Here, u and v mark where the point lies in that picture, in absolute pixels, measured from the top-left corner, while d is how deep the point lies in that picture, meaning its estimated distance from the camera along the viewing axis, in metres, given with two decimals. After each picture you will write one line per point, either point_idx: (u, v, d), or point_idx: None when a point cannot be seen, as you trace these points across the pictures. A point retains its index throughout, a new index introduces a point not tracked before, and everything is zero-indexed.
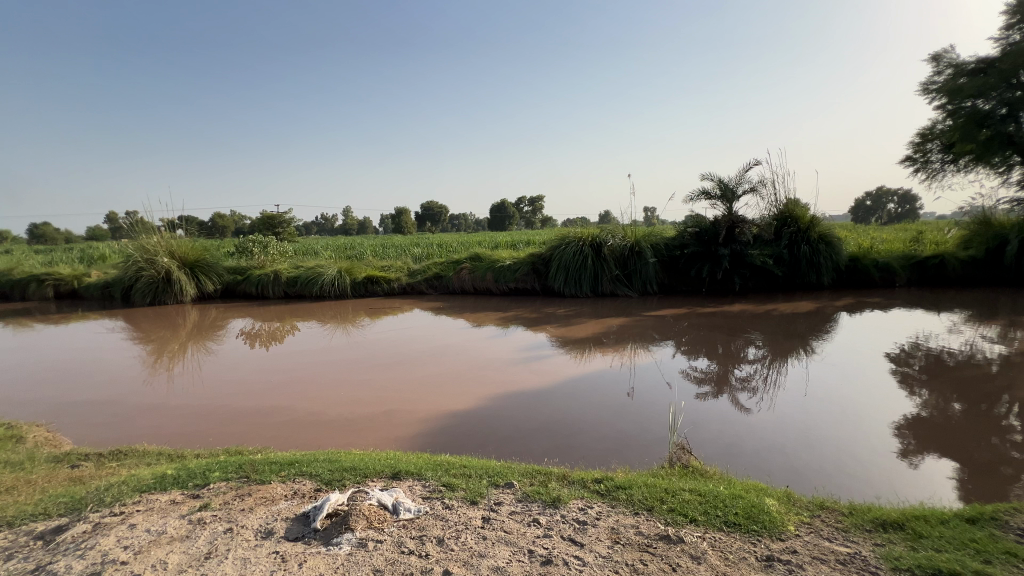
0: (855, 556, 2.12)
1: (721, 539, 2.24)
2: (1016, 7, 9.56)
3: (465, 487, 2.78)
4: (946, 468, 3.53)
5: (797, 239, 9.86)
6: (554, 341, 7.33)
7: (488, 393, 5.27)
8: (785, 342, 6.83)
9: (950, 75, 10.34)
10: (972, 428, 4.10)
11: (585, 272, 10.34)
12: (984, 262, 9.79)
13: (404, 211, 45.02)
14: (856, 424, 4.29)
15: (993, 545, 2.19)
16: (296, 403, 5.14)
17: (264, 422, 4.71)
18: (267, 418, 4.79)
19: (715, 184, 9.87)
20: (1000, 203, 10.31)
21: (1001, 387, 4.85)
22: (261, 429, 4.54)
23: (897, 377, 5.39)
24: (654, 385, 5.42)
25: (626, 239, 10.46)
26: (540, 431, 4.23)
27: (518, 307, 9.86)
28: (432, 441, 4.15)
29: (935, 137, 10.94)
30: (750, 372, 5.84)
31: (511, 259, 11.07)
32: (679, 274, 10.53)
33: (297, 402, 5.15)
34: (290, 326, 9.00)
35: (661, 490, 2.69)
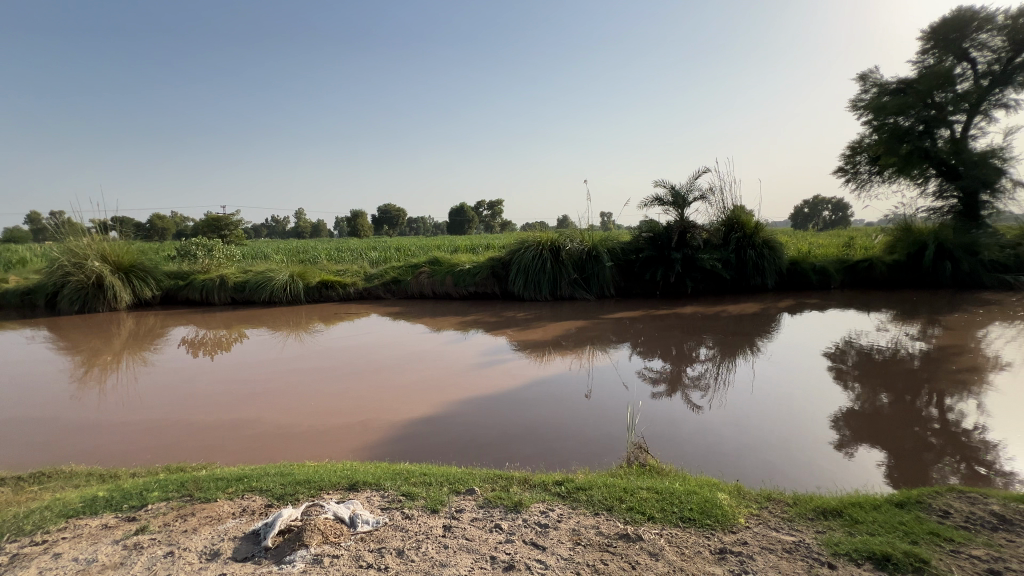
0: (799, 544, 2.24)
1: (677, 535, 2.31)
2: (929, 34, 10.56)
3: (425, 496, 2.73)
4: (876, 458, 3.80)
5: (743, 243, 10.39)
6: (514, 344, 7.36)
7: (450, 398, 5.21)
8: (734, 342, 7.16)
9: (875, 94, 11.22)
10: (899, 419, 4.44)
11: (544, 276, 10.45)
12: (907, 266, 10.63)
13: (360, 215, 44.14)
14: (798, 418, 4.54)
15: (919, 526, 2.39)
16: (250, 415, 4.90)
17: (213, 436, 4.45)
18: (217, 432, 4.53)
19: (667, 191, 10.26)
20: (919, 211, 11.30)
21: (922, 380, 5.30)
22: (210, 445, 4.30)
23: (833, 373, 5.77)
24: (612, 386, 5.54)
25: (583, 243, 10.65)
26: (504, 435, 4.22)
27: (477, 311, 9.82)
28: (390, 450, 4.07)
29: (863, 150, 11.81)
30: (702, 371, 6.08)
31: (470, 264, 11.02)
32: (634, 277, 10.83)
33: (251, 415, 4.90)
34: (237, 334, 8.54)
35: (620, 490, 2.74)
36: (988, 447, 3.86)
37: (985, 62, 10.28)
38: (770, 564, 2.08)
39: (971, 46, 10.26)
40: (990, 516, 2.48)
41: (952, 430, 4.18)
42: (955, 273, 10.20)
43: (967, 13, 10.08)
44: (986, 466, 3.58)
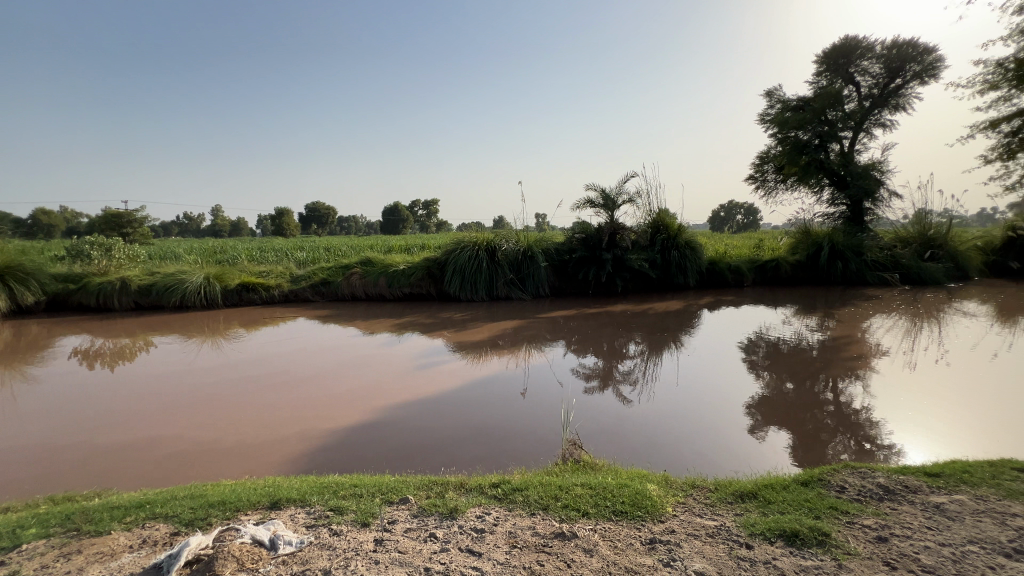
0: (721, 528, 2.39)
1: (611, 529, 2.37)
2: (823, 57, 11.78)
3: (355, 509, 2.60)
4: (783, 439, 4.16)
5: (668, 244, 10.99)
6: (450, 345, 7.26)
7: (386, 402, 5.05)
8: (660, 338, 7.54)
9: (779, 109, 12.32)
10: (802, 403, 4.90)
11: (480, 277, 10.42)
12: (808, 266, 11.77)
13: (286, 212, 41.78)
14: (718, 407, 4.86)
15: (821, 501, 2.63)
16: (163, 432, 4.44)
17: (119, 458, 3.99)
18: (123, 454, 4.06)
19: (598, 194, 10.62)
20: (816, 216, 12.58)
21: (820, 368, 5.89)
22: (115, 468, 3.84)
23: (747, 364, 6.26)
24: (546, 384, 5.62)
25: (519, 243, 10.75)
26: (442, 439, 4.14)
27: (412, 313, 9.57)
28: (320, 461, 3.84)
29: (770, 160, 12.92)
30: (631, 366, 6.34)
31: (405, 264, 10.73)
32: (568, 277, 11.09)
33: (164, 432, 4.44)
34: (142, 342, 7.70)
35: (555, 488, 2.77)
36: (873, 424, 4.37)
37: (867, 86, 11.66)
38: (695, 550, 2.19)
39: (856, 70, 11.57)
40: (877, 487, 2.79)
41: (844, 411, 4.68)
42: (846, 272, 11.46)
43: (852, 41, 11.36)
44: (870, 441, 4.05)
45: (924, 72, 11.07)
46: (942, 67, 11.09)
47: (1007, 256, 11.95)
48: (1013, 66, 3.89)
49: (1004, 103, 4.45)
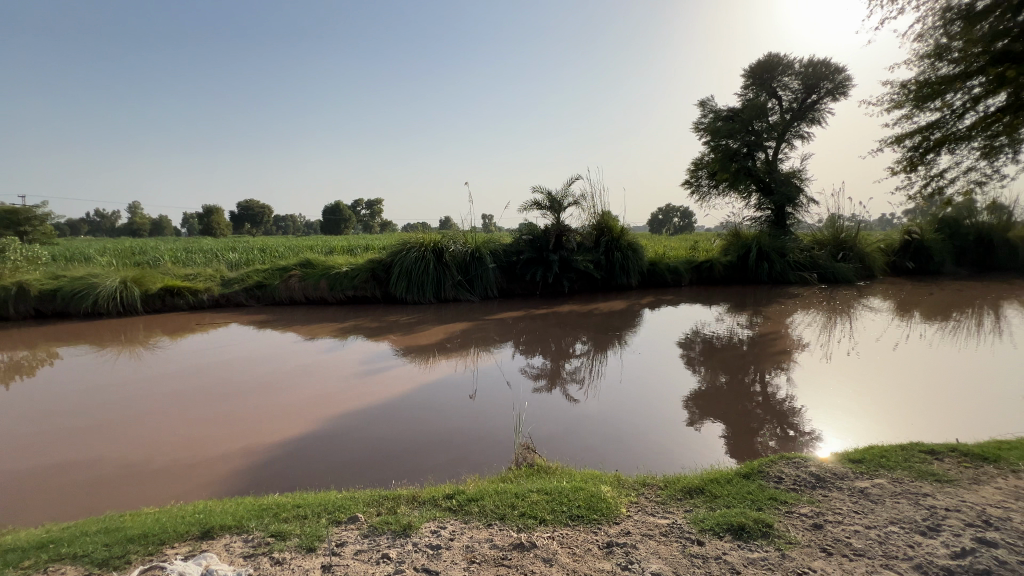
0: (673, 526, 2.45)
1: (568, 535, 2.36)
2: (750, 72, 12.61)
3: (299, 533, 2.43)
4: (717, 430, 4.39)
5: (611, 246, 11.32)
6: (396, 350, 7.04)
7: (332, 412, 4.81)
8: (606, 337, 7.73)
9: (711, 119, 13.04)
10: (737, 396, 5.18)
11: (428, 278, 10.20)
12: (739, 266, 12.53)
13: (215, 210, 39.08)
14: (662, 403, 5.03)
15: (762, 493, 2.78)
16: (75, 455, 3.97)
17: (20, 488, 3.52)
18: (24, 483, 3.59)
19: (544, 196, 10.76)
20: (745, 220, 13.44)
21: (751, 362, 6.27)
22: (16, 501, 3.38)
23: (685, 360, 6.56)
24: (496, 386, 5.58)
25: (466, 245, 10.65)
26: (391, 449, 4.00)
27: (356, 316, 9.20)
28: (258, 479, 3.59)
29: (703, 166, 13.64)
30: (579, 366, 6.45)
31: (347, 266, 10.31)
32: (515, 278, 11.12)
33: (76, 456, 3.97)
34: (44, 354, 6.86)
35: (511, 496, 2.73)
36: (796, 412, 4.71)
37: (788, 100, 12.60)
38: (651, 550, 2.22)
39: (778, 85, 12.48)
40: (810, 476, 2.98)
41: (771, 401, 5.01)
42: (772, 272, 12.32)
43: (775, 58, 12.26)
44: (794, 429, 4.36)
45: (837, 89, 12.12)
46: (850, 86, 12.19)
47: (905, 257, 13.35)
48: (913, 87, 4.29)
49: (906, 120, 4.93)
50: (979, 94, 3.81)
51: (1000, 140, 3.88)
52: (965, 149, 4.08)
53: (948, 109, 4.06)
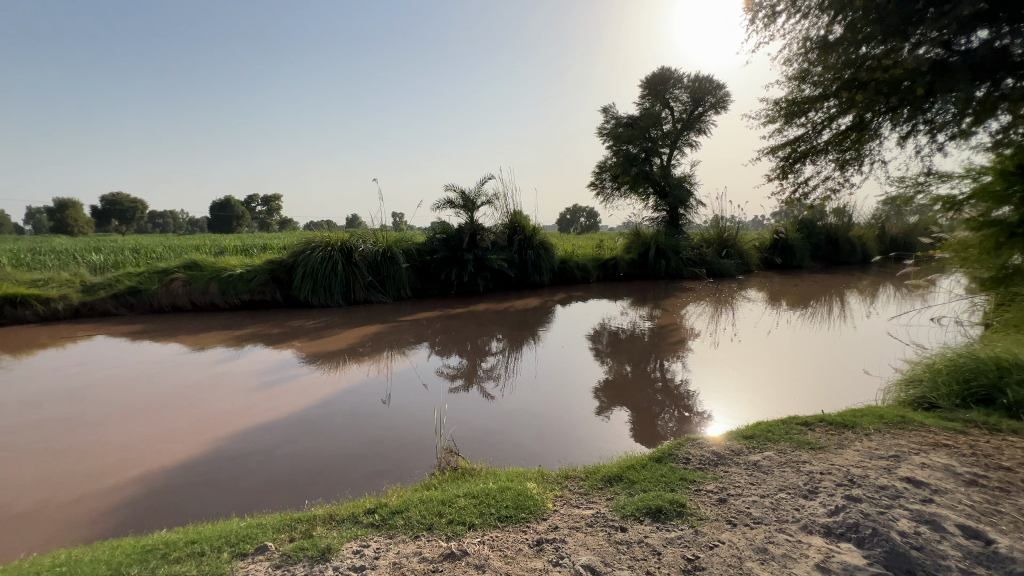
0: (596, 515, 2.54)
1: (498, 537, 2.35)
2: (646, 83, 13.58)
3: (197, 573, 2.13)
4: (625, 417, 4.65)
5: (524, 244, 11.54)
6: (302, 357, 6.54)
7: (234, 429, 4.36)
8: (521, 334, 7.86)
9: (613, 125, 13.83)
10: (643, 384, 5.52)
11: (335, 280, 9.61)
12: (640, 263, 13.44)
13: (72, 205, 33.58)
14: (577, 395, 5.23)
15: (674, 474, 2.99)
16: None
17: None
18: None
19: (457, 194, 10.66)
20: (644, 220, 14.46)
21: (653, 352, 6.75)
22: None
23: (594, 352, 6.89)
24: (413, 389, 5.41)
25: (377, 244, 10.20)
26: (301, 466, 3.69)
27: (254, 323, 8.39)
28: (151, 512, 3.14)
29: (606, 169, 14.42)
30: (495, 363, 6.47)
31: (242, 267, 9.37)
32: (429, 278, 10.90)
33: None
34: None
35: (438, 503, 2.65)
36: (692, 396, 5.15)
37: (678, 111, 13.77)
38: (579, 542, 2.28)
39: (670, 97, 13.58)
40: (712, 455, 3.26)
41: (671, 386, 5.45)
42: (668, 268, 13.39)
43: (667, 72, 13.35)
44: (690, 410, 4.77)
45: (718, 104, 13.48)
46: (729, 101, 13.64)
47: (774, 254, 15.26)
48: (783, 104, 4.85)
49: (777, 134, 5.59)
50: (833, 114, 4.43)
51: (849, 154, 4.55)
52: (824, 160, 4.73)
53: (810, 125, 4.68)
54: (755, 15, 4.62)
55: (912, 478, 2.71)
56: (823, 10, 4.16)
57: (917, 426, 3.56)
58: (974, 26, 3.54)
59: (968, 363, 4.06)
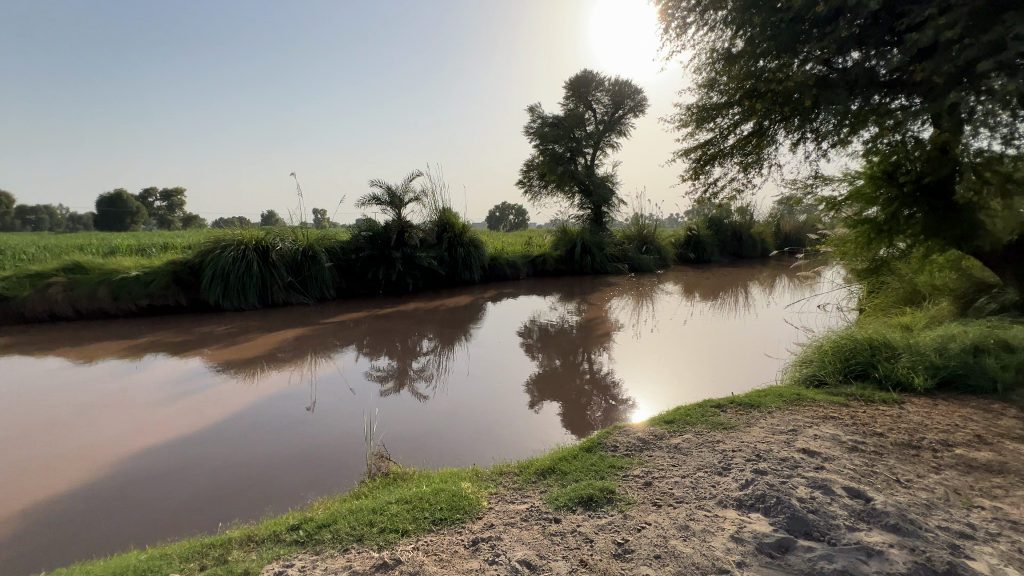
0: (530, 510, 2.57)
1: (433, 541, 2.30)
2: (569, 85, 13.98)
3: None
4: (555, 410, 4.76)
5: (453, 242, 11.43)
6: (212, 366, 5.99)
7: (132, 450, 3.88)
8: (452, 332, 7.78)
9: (539, 124, 14.09)
10: (571, 376, 5.69)
11: (250, 281, 8.91)
12: (567, 259, 13.84)
13: None
14: (509, 391, 5.27)
15: (604, 463, 3.10)
16: None
17: None
18: None
19: (383, 190, 10.30)
20: (571, 218, 14.90)
21: (580, 345, 6.97)
22: None
23: (525, 347, 6.99)
24: (339, 394, 5.15)
25: (296, 242, 9.59)
26: (216, 485, 3.38)
27: (154, 330, 7.55)
28: (39, 549, 2.75)
29: (533, 168, 14.66)
30: (426, 363, 6.35)
31: (138, 268, 8.37)
32: (354, 277, 10.44)
33: None
34: None
35: (368, 512, 2.54)
36: (618, 385, 5.39)
37: (600, 113, 14.30)
38: (514, 538, 2.30)
39: (593, 99, 14.09)
40: (637, 441, 3.43)
41: (598, 377, 5.67)
42: (593, 264, 13.91)
43: (589, 75, 13.83)
44: (616, 399, 5.00)
45: (637, 108, 14.19)
46: (646, 106, 14.41)
47: (688, 249, 16.42)
48: (694, 109, 5.20)
49: (689, 138, 5.98)
50: (737, 120, 4.84)
51: (751, 158, 4.99)
52: (730, 163, 5.14)
53: (718, 130, 5.06)
54: (668, 25, 4.90)
55: (807, 448, 3.03)
56: (727, 24, 4.52)
57: (810, 402, 3.99)
58: (849, 47, 4.00)
59: (848, 344, 4.61)
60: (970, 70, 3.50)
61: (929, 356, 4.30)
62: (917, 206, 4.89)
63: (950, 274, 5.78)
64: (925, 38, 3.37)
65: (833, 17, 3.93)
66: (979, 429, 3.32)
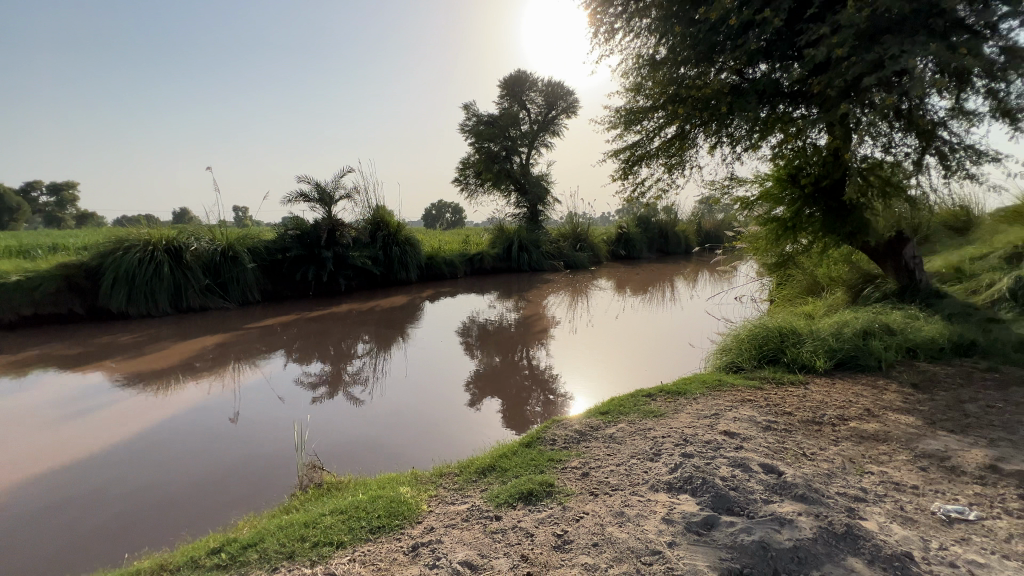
0: (471, 509, 2.56)
1: (371, 551, 2.22)
2: (504, 84, 14.06)
3: None
4: (495, 407, 4.77)
5: (387, 240, 11.11)
6: (115, 379, 5.39)
7: (16, 478, 3.40)
8: (387, 333, 7.56)
9: (474, 122, 14.04)
10: (510, 373, 5.72)
11: (159, 284, 8.11)
12: (505, 257, 13.93)
13: None
14: (449, 390, 5.22)
15: (543, 457, 3.15)
16: None
17: None
18: None
19: (312, 187, 9.77)
20: (507, 216, 15.00)
21: (519, 342, 7.04)
22: None
23: (464, 346, 6.94)
24: (265, 403, 4.83)
25: (214, 242, 8.86)
26: (122, 511, 3.05)
27: (43, 343, 6.66)
28: None
29: (469, 166, 14.58)
30: (361, 366, 6.11)
31: (20, 273, 7.34)
32: (280, 278, 9.83)
33: None
34: None
35: (300, 527, 2.40)
36: (556, 380, 5.50)
37: (534, 113, 14.50)
38: (455, 539, 2.28)
39: (527, 99, 14.26)
40: (575, 433, 3.52)
41: (536, 372, 5.76)
42: (530, 261, 14.12)
43: (523, 75, 13.98)
44: (555, 393, 5.11)
45: (569, 109, 14.55)
46: (578, 108, 14.81)
47: (618, 246, 17.12)
48: (623, 111, 5.41)
49: (619, 139, 6.22)
50: (661, 124, 5.11)
51: (674, 159, 5.28)
52: (655, 164, 5.41)
53: (644, 133, 5.31)
54: (598, 29, 5.06)
55: (728, 430, 3.26)
56: (651, 32, 4.75)
57: (730, 387, 4.30)
58: (757, 58, 4.37)
59: (761, 332, 5.02)
60: (856, 85, 3.93)
61: (827, 340, 4.79)
62: (817, 205, 5.43)
63: (843, 267, 6.48)
64: (820, 54, 3.75)
65: (743, 30, 4.26)
66: (868, 403, 3.75)
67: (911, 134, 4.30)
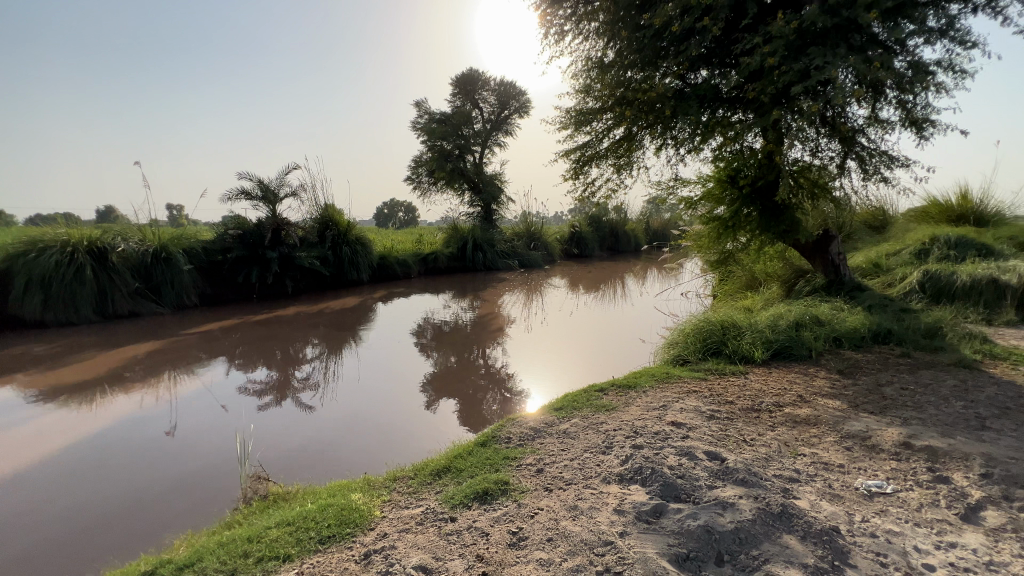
0: (426, 512, 2.52)
1: (321, 562, 2.15)
2: (456, 83, 13.98)
3: None
4: (450, 408, 4.72)
5: (336, 240, 10.74)
6: (29, 394, 4.90)
7: None
8: (337, 336, 7.31)
9: (426, 120, 13.86)
10: (465, 373, 5.68)
11: (81, 288, 7.44)
12: (459, 256, 13.81)
13: None
14: (403, 392, 5.12)
15: (499, 455, 3.16)
16: None
17: None
18: None
19: (254, 184, 9.29)
20: (461, 215, 14.89)
21: (474, 341, 7.00)
22: None
23: (418, 347, 6.82)
24: (205, 413, 4.54)
25: (144, 242, 8.24)
26: (38, 539, 2.77)
27: None
28: None
29: (421, 164, 14.36)
30: (309, 370, 5.88)
31: None
32: (220, 280, 9.28)
33: None
34: None
35: (243, 542, 2.28)
36: (512, 378, 5.52)
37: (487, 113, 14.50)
38: (409, 543, 2.24)
39: (479, 99, 14.24)
40: (530, 430, 3.55)
41: (492, 372, 5.75)
42: (484, 260, 14.09)
43: (475, 74, 13.96)
44: (510, 391, 5.12)
45: (522, 109, 14.65)
46: (530, 109, 14.95)
47: (571, 245, 17.43)
48: (573, 111, 5.50)
49: (570, 140, 6.32)
50: (610, 125, 5.24)
51: (623, 160, 5.43)
52: (605, 164, 5.55)
53: (594, 134, 5.42)
54: (548, 30, 5.12)
55: (675, 421, 3.40)
56: (600, 35, 4.87)
57: (677, 380, 4.48)
58: (698, 65, 4.59)
59: (705, 326, 5.26)
60: (785, 93, 4.20)
61: (765, 332, 5.09)
62: (755, 205, 5.75)
63: (778, 263, 6.91)
64: (753, 62, 3.98)
65: (685, 37, 4.45)
66: (801, 390, 4.02)
67: (834, 140, 4.63)
